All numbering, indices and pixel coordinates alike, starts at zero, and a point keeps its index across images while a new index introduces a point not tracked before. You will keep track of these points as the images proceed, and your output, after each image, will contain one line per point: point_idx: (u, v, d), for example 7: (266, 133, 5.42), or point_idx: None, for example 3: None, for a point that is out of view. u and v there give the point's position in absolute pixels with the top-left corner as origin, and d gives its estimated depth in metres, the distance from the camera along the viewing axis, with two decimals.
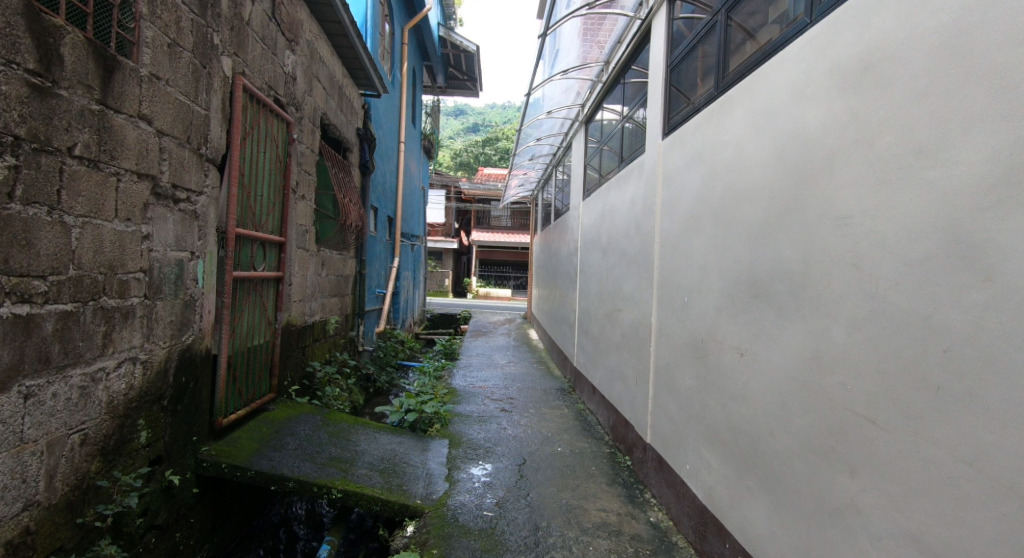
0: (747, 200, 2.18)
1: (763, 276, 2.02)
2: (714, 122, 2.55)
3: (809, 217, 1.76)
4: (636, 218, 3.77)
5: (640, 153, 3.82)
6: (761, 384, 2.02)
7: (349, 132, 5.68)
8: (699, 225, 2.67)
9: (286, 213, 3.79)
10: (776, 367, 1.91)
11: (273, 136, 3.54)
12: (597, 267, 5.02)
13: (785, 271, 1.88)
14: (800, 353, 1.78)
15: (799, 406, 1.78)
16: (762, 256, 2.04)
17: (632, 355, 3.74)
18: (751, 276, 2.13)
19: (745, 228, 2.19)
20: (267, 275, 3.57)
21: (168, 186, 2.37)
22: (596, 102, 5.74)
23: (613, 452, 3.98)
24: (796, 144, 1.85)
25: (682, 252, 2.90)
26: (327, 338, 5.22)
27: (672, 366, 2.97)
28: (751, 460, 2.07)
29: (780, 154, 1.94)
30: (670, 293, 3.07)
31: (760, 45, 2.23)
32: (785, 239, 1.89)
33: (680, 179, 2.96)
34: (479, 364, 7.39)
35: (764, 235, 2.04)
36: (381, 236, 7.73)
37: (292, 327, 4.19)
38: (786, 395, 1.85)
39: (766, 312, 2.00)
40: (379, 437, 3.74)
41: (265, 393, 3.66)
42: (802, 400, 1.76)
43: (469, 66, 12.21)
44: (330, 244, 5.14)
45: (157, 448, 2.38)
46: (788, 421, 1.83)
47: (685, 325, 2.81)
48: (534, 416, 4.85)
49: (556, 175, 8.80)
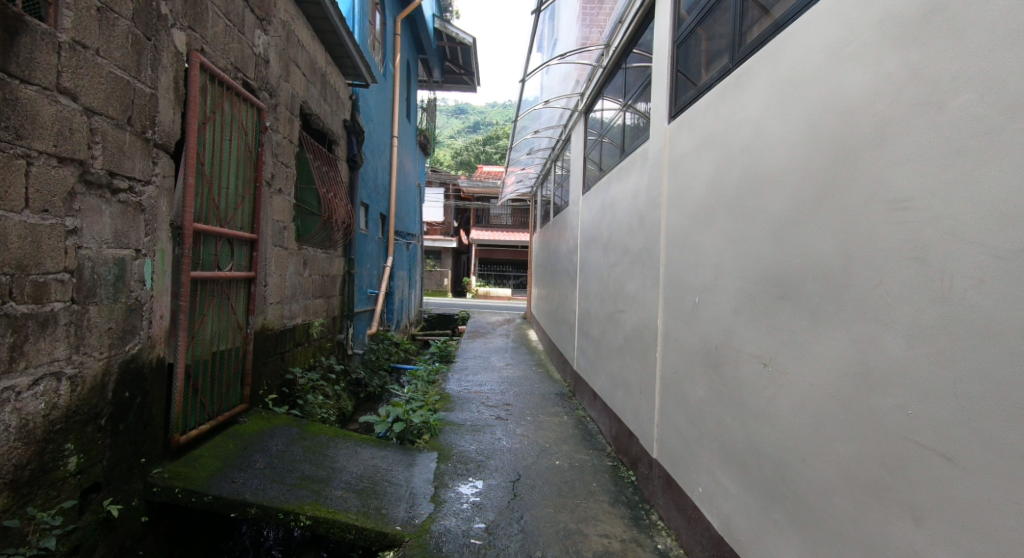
0: (770, 185, 1.86)
1: (793, 271, 1.70)
2: (729, 99, 2.23)
3: (852, 199, 1.43)
4: (640, 211, 3.45)
5: (643, 140, 3.50)
6: (787, 402, 1.70)
7: (335, 123, 5.37)
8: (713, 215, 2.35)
9: (258, 207, 3.47)
10: (808, 382, 1.59)
11: (241, 122, 3.21)
12: (598, 266, 4.70)
13: (818, 267, 1.56)
14: (842, 366, 1.46)
15: (838, 431, 1.45)
16: (790, 250, 1.72)
17: (636, 361, 3.42)
18: (776, 273, 1.81)
19: (770, 216, 1.87)
20: (235, 275, 3.25)
21: (102, 173, 2.06)
22: (596, 89, 5.41)
23: (616, 465, 3.66)
24: (830, 115, 1.53)
25: (692, 248, 2.58)
26: (311, 342, 4.91)
27: (681, 375, 2.65)
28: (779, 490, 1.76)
29: (809, 128, 1.62)
30: (679, 293, 2.75)
31: (775, 18, 1.93)
32: (818, 229, 1.56)
33: (689, 165, 2.64)
34: (476, 366, 7.08)
35: (791, 226, 1.72)
36: (373, 235, 7.43)
37: (267, 332, 3.88)
38: (820, 417, 1.53)
39: (796, 317, 1.68)
40: (360, 451, 3.42)
41: (236, 404, 3.36)
42: (842, 425, 1.44)
43: (467, 59, 11.90)
44: (313, 241, 4.83)
45: (92, 475, 2.09)
46: (821, 448, 1.52)
47: (696, 329, 2.49)
48: (531, 425, 4.54)
49: (556, 170, 8.47)
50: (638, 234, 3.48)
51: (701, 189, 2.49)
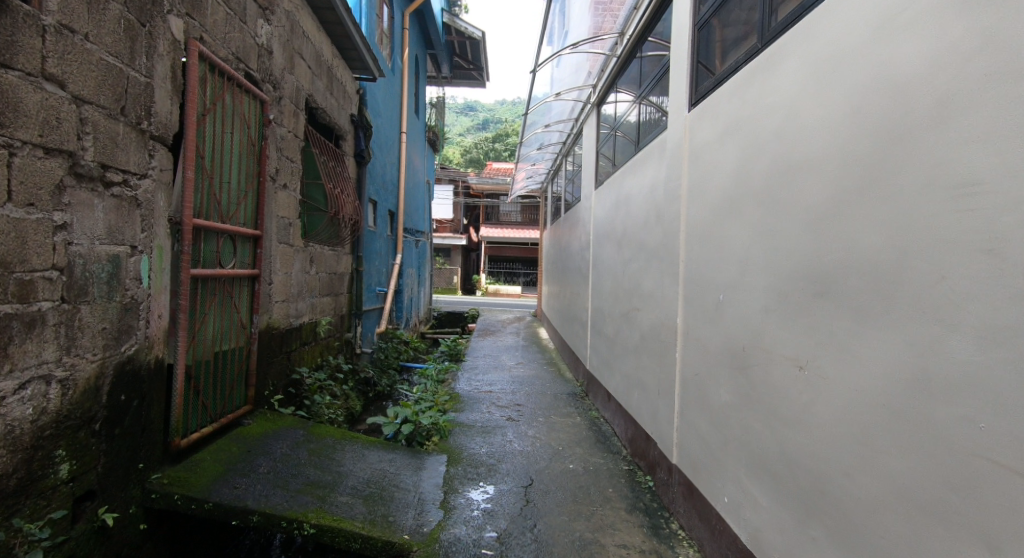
0: (806, 174, 1.72)
1: (834, 266, 1.57)
2: (757, 83, 2.09)
3: (905, 187, 1.31)
4: (656, 205, 3.31)
5: (660, 131, 3.36)
6: (830, 409, 1.57)
7: (341, 118, 5.27)
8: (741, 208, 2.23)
9: (262, 203, 3.37)
10: (855, 390, 1.47)
11: (243, 115, 3.11)
12: (611, 262, 4.57)
13: (867, 263, 1.43)
14: (894, 371, 1.34)
15: (894, 444, 1.33)
16: (831, 244, 1.59)
17: (654, 361, 3.29)
18: (814, 269, 1.67)
19: (805, 208, 1.73)
20: (238, 273, 3.15)
21: (93, 166, 1.96)
22: (609, 80, 5.27)
23: (632, 469, 3.53)
24: (881, 93, 1.39)
25: (715, 242, 2.45)
26: (318, 342, 4.81)
27: (704, 377, 2.52)
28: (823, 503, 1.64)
29: (855, 109, 1.48)
30: (700, 291, 2.62)
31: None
32: (868, 220, 1.43)
33: (712, 155, 2.51)
34: (486, 365, 6.96)
35: (833, 218, 1.58)
36: (381, 232, 7.32)
37: (272, 331, 3.78)
38: (872, 428, 1.40)
39: (839, 318, 1.55)
40: (367, 454, 3.31)
41: (240, 406, 3.26)
42: (898, 437, 1.32)
43: (476, 54, 11.78)
44: (320, 238, 4.73)
45: (86, 483, 1.99)
46: (873, 462, 1.39)
47: (720, 328, 2.36)
48: (543, 426, 4.41)
49: (566, 166, 8.33)
50: (655, 229, 3.35)
51: (724, 181, 2.36)
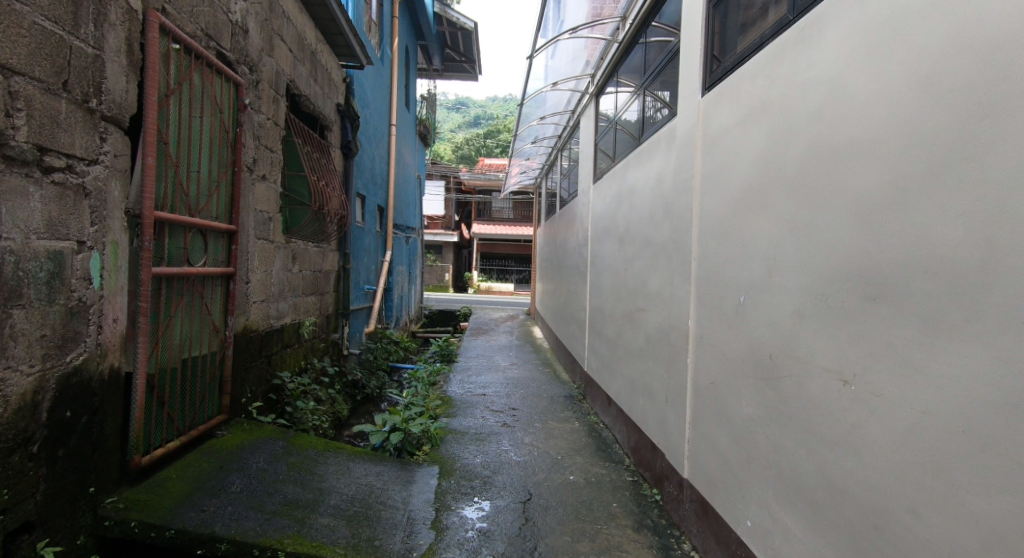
0: (871, 157, 1.49)
1: (906, 266, 1.38)
2: (790, 59, 1.87)
3: (1007, 179, 1.17)
4: (664, 198, 3.08)
5: (668, 119, 3.13)
6: (904, 433, 1.37)
7: (326, 106, 4.99)
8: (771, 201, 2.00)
9: (237, 194, 3.09)
10: (942, 409, 1.29)
11: (214, 97, 2.84)
12: (612, 260, 4.34)
13: (963, 266, 1.25)
14: (1000, 392, 1.17)
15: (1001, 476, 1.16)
16: (907, 241, 1.38)
17: (661, 366, 3.06)
18: (879, 270, 1.45)
19: (865, 199, 1.51)
20: (210, 272, 2.87)
21: (27, 148, 1.71)
22: (609, 68, 5.03)
23: (636, 481, 3.31)
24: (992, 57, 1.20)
25: (736, 237, 2.21)
26: (301, 344, 4.54)
27: (721, 386, 2.30)
28: (884, 540, 1.42)
29: (948, 82, 1.29)
30: (716, 291, 2.39)
31: None
32: (967, 215, 1.24)
33: (731, 142, 2.28)
34: (479, 366, 6.71)
35: (915, 210, 1.36)
36: (369, 228, 7.04)
37: (250, 334, 3.51)
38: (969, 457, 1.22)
39: (918, 326, 1.35)
40: (352, 468, 3.05)
41: (212, 416, 2.99)
42: (1007, 469, 1.15)
43: (468, 46, 11.53)
44: (303, 234, 4.46)
45: (20, 514, 1.74)
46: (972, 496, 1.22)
47: (742, 334, 2.13)
48: (540, 433, 4.17)
49: (562, 161, 8.08)
50: (662, 224, 3.12)
51: (749, 169, 2.12)
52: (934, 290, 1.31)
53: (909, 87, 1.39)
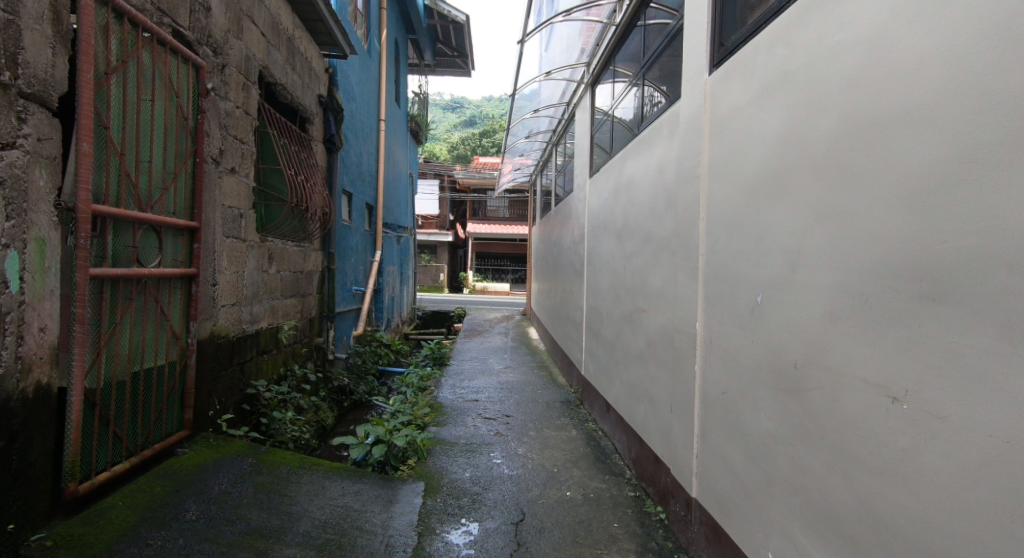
0: (921, 124, 1.22)
1: (973, 257, 1.10)
2: (812, 18, 1.59)
3: None
4: (666, 189, 2.81)
5: (670, 103, 2.86)
6: (973, 465, 1.10)
7: (307, 97, 4.72)
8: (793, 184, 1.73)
9: (198, 187, 2.82)
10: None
11: (170, 80, 2.57)
12: (610, 257, 4.07)
13: None
14: None
15: None
16: (974, 225, 1.11)
17: (665, 372, 2.78)
18: (936, 263, 1.18)
19: (914, 174, 1.23)
20: (167, 273, 2.59)
21: None
22: (605, 55, 4.75)
23: (639, 496, 3.04)
24: None
25: (749, 227, 1.94)
26: (280, 349, 4.26)
27: (733, 397, 2.02)
28: None
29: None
30: (727, 290, 2.12)
31: None
32: None
33: (743, 121, 2.01)
34: (472, 370, 6.43)
35: (985, 185, 1.09)
36: (356, 227, 6.76)
37: (218, 340, 3.23)
38: None
39: (990, 331, 1.08)
40: (327, 487, 2.77)
41: (172, 432, 2.71)
42: None
43: (461, 40, 11.27)
44: (280, 232, 4.17)
45: None
46: None
47: (758, 338, 1.86)
48: (534, 443, 3.90)
49: (557, 157, 7.80)
50: (664, 217, 2.85)
51: (763, 148, 1.85)
52: (1011, 287, 1.04)
53: (975, 36, 1.12)
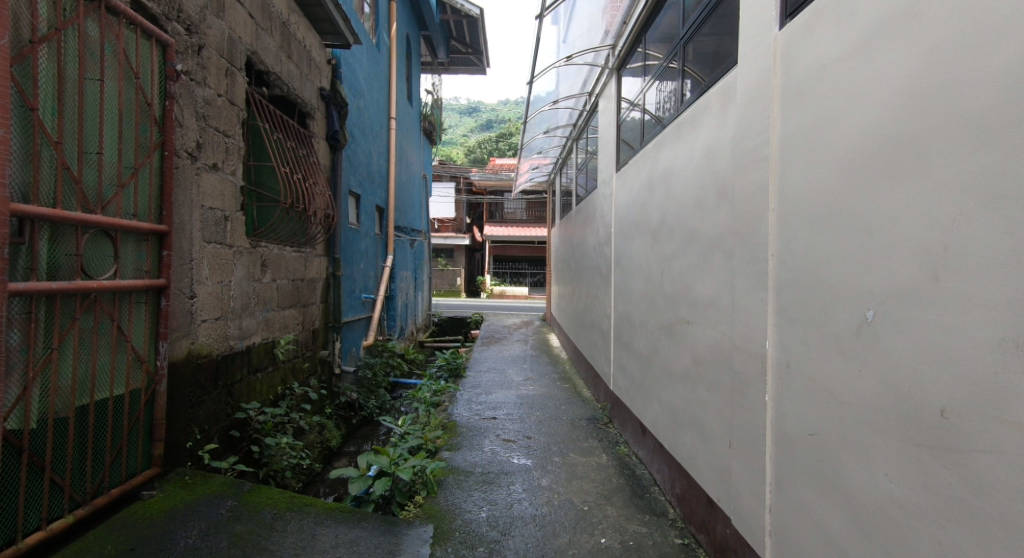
0: None
1: None
2: None
3: None
4: (719, 177, 2.34)
5: (720, 78, 2.40)
6: None
7: (306, 89, 4.33)
8: (935, 157, 1.25)
9: (168, 185, 2.41)
10: None
11: (127, 57, 2.17)
12: (644, 260, 3.59)
13: None
14: None
15: None
16: None
17: (717, 398, 2.34)
18: None
19: None
20: (127, 284, 2.18)
21: None
22: (633, 36, 4.28)
23: (687, 545, 2.57)
24: None
25: (857, 218, 1.47)
26: (277, 367, 3.86)
27: (831, 442, 1.55)
28: None
29: None
30: (812, 303, 1.66)
31: None
32: None
33: (838, 84, 1.55)
34: (490, 382, 5.99)
35: None
36: (365, 231, 6.37)
37: (198, 360, 2.83)
38: None
39: None
40: (318, 537, 2.34)
41: (137, 473, 2.31)
42: None
43: (475, 36, 10.90)
44: (274, 237, 3.77)
45: None
46: None
47: (881, 366, 1.38)
48: (561, 471, 3.45)
49: (578, 154, 7.31)
50: (716, 212, 2.37)
51: (887, 109, 1.38)
52: None
53: None
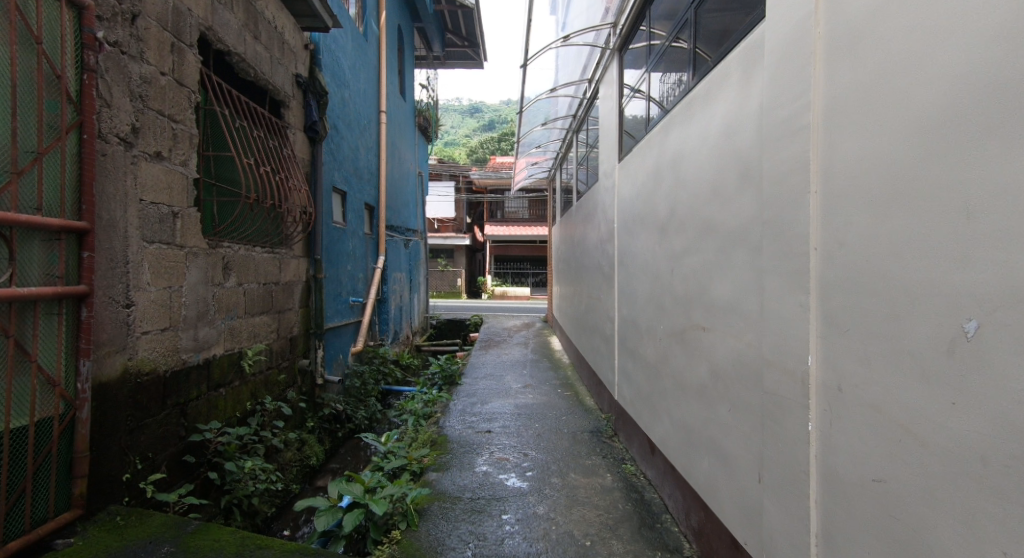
0: None
1: None
2: None
3: None
4: (741, 156, 1.94)
5: (741, 41, 2.01)
6: None
7: (278, 74, 3.94)
8: None
9: (88, 174, 2.05)
10: None
11: (22, 17, 1.81)
12: (651, 258, 3.19)
13: None
14: None
15: None
16: None
17: (740, 420, 1.96)
18: None
19: None
20: (26, 293, 1.82)
21: None
22: (636, 12, 3.84)
23: None
24: None
25: (954, 190, 1.07)
26: (245, 381, 3.49)
27: (910, 496, 1.15)
28: None
29: None
30: (868, 312, 1.27)
31: None
32: None
33: (915, 18, 1.16)
34: (486, 390, 5.61)
35: None
36: (353, 230, 5.98)
37: (139, 379, 2.46)
38: None
39: None
40: None
41: (47, 518, 1.95)
42: None
43: (470, 28, 10.51)
44: (237, 237, 3.39)
45: None
46: None
47: (999, 400, 0.99)
48: (560, 496, 3.06)
49: (579, 146, 6.91)
50: (738, 198, 1.97)
51: (1008, 38, 0.98)
52: None
53: None
